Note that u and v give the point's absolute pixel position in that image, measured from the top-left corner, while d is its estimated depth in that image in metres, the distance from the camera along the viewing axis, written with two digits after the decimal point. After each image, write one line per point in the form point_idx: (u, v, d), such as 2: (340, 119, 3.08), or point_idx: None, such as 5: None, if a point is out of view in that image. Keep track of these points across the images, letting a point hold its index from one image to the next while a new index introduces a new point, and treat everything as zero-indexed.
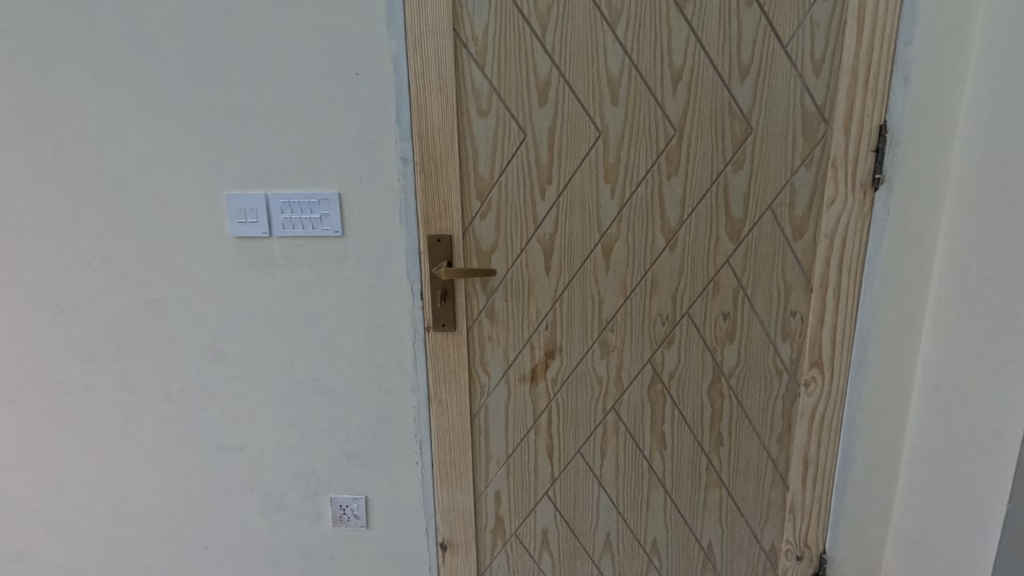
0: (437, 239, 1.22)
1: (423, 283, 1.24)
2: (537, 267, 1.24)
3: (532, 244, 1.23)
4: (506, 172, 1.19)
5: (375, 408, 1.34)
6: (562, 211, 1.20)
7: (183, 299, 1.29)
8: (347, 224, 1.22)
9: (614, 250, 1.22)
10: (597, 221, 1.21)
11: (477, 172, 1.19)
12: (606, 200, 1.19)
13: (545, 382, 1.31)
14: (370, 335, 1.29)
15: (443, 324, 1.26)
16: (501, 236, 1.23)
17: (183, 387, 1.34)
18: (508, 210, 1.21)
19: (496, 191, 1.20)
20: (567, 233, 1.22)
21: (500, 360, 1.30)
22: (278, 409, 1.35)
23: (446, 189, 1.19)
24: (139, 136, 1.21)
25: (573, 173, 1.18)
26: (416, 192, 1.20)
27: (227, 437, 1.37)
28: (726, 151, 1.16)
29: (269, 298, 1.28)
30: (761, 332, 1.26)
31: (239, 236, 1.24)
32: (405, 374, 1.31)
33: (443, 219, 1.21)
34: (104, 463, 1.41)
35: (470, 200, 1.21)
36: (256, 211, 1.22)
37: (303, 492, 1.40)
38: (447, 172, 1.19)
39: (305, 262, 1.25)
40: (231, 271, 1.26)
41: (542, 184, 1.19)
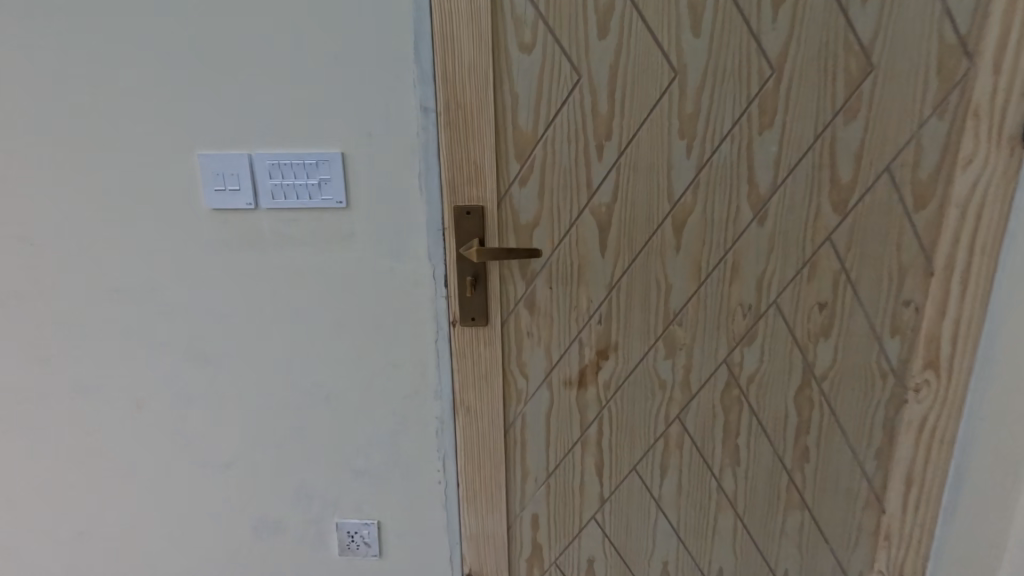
0: (466, 212, 0.98)
1: (448, 266, 1.00)
2: (590, 247, 1.00)
3: (585, 217, 0.98)
4: (554, 125, 0.94)
5: (389, 418, 1.10)
6: (623, 175, 0.96)
7: (152, 287, 1.04)
8: (353, 192, 0.97)
9: (687, 225, 0.98)
10: (667, 187, 0.96)
11: (517, 125, 0.95)
12: (680, 161, 0.95)
13: (595, 386, 1.08)
14: (382, 331, 1.05)
15: (473, 318, 1.02)
16: (546, 207, 0.98)
17: (155, 395, 1.10)
18: (556, 175, 0.97)
19: (541, 151, 0.96)
20: (629, 204, 0.97)
21: (541, 361, 1.07)
22: (271, 420, 1.12)
23: (479, 147, 0.95)
24: (88, 81, 0.95)
25: (639, 126, 0.94)
26: (441, 151, 0.95)
27: (211, 453, 1.14)
28: (836, 96, 0.91)
29: (258, 285, 1.04)
30: (865, 325, 1.02)
31: (218, 207, 0.99)
32: (425, 378, 1.08)
33: (474, 186, 0.97)
34: (64, 484, 1.17)
35: (508, 161, 0.96)
36: (239, 175, 0.96)
37: (303, 517, 1.18)
38: (480, 125, 0.94)
39: (301, 241, 1.00)
40: (210, 252, 1.02)
41: (600, 140, 0.95)
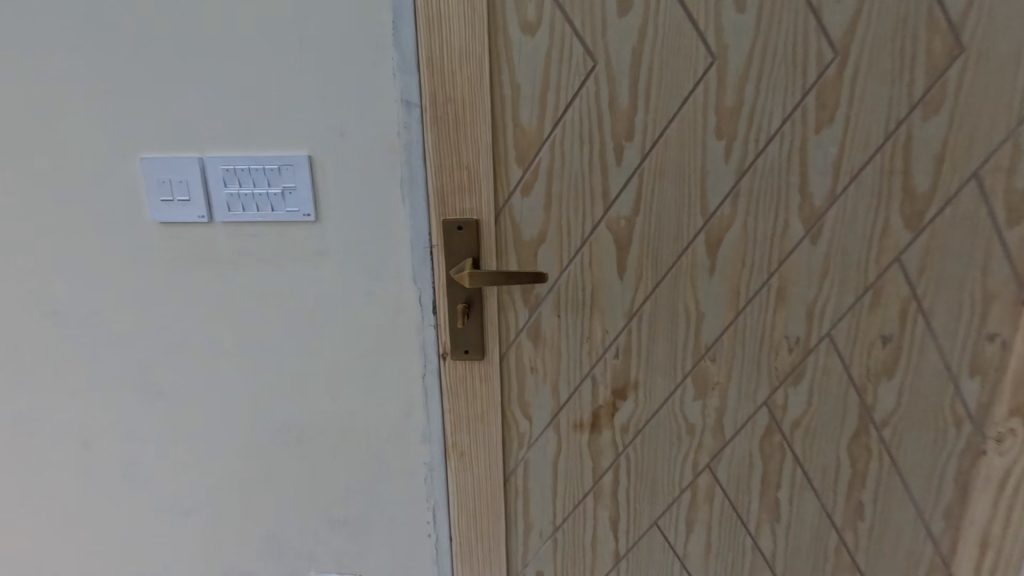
0: (458, 226, 0.82)
1: (437, 291, 0.85)
2: (605, 268, 0.83)
3: (600, 233, 0.82)
4: (563, 123, 0.78)
5: (370, 463, 0.95)
6: (647, 182, 0.79)
7: (96, 311, 0.90)
8: (323, 203, 0.82)
9: (724, 243, 0.81)
10: (700, 197, 0.79)
11: (519, 122, 0.78)
12: (717, 165, 0.78)
13: (611, 429, 0.92)
14: (361, 364, 0.90)
15: (466, 350, 0.87)
16: (553, 221, 0.82)
17: (103, 433, 0.96)
18: (565, 183, 0.80)
19: (547, 153, 0.79)
20: (653, 217, 0.81)
21: (547, 400, 0.91)
22: (237, 462, 0.97)
23: (472, 149, 0.79)
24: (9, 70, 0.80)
25: (667, 124, 0.77)
26: (427, 154, 0.79)
27: (170, 498, 1.00)
28: (914, 86, 0.73)
29: (217, 310, 0.89)
30: (938, 364, 0.85)
31: (166, 220, 0.84)
32: (412, 417, 0.92)
33: (466, 195, 0.81)
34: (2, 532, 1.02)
35: (508, 166, 0.80)
36: (188, 183, 0.81)
37: (275, 570, 1.03)
38: (474, 123, 0.78)
39: (264, 260, 0.85)
40: (160, 272, 0.87)
41: (619, 140, 0.78)
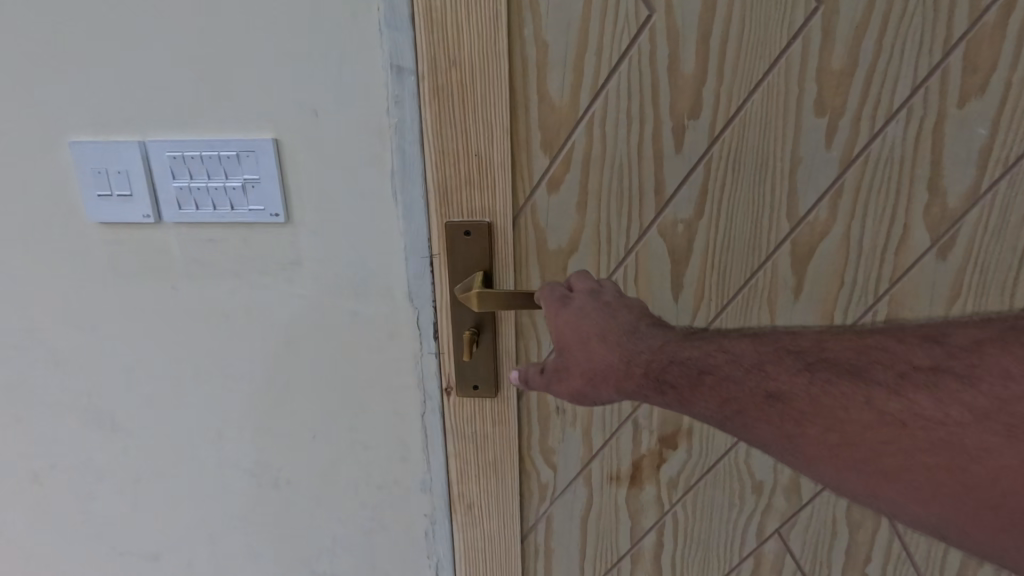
0: (466, 231, 0.64)
1: (440, 312, 0.67)
2: (655, 287, 0.64)
3: (649, 241, 0.63)
4: (605, 95, 0.58)
5: (362, 512, 0.80)
6: (715, 175, 0.60)
7: (31, 329, 0.75)
8: (294, 200, 0.64)
9: (816, 257, 0.61)
10: (788, 196, 0.59)
11: (546, 95, 0.59)
12: (813, 152, 0.58)
13: (654, 482, 0.74)
14: (347, 398, 0.74)
15: (475, 386, 0.69)
16: (588, 225, 0.63)
17: (52, 467, 0.82)
18: (606, 176, 0.61)
19: (582, 137, 0.60)
20: (722, 222, 0.61)
21: (575, 447, 0.73)
22: (208, 503, 0.83)
23: (484, 131, 0.60)
24: None
25: (748, 95, 0.57)
26: (425, 137, 0.61)
27: (133, 540, 0.86)
28: None
29: (174, 330, 0.73)
30: None
31: (106, 221, 0.67)
32: (409, 462, 0.76)
33: (476, 190, 0.63)
34: None
35: (531, 154, 0.61)
36: (128, 174, 0.65)
37: None
38: (487, 97, 0.59)
39: (227, 270, 0.69)
40: (104, 284, 0.71)
41: (680, 119, 0.58)
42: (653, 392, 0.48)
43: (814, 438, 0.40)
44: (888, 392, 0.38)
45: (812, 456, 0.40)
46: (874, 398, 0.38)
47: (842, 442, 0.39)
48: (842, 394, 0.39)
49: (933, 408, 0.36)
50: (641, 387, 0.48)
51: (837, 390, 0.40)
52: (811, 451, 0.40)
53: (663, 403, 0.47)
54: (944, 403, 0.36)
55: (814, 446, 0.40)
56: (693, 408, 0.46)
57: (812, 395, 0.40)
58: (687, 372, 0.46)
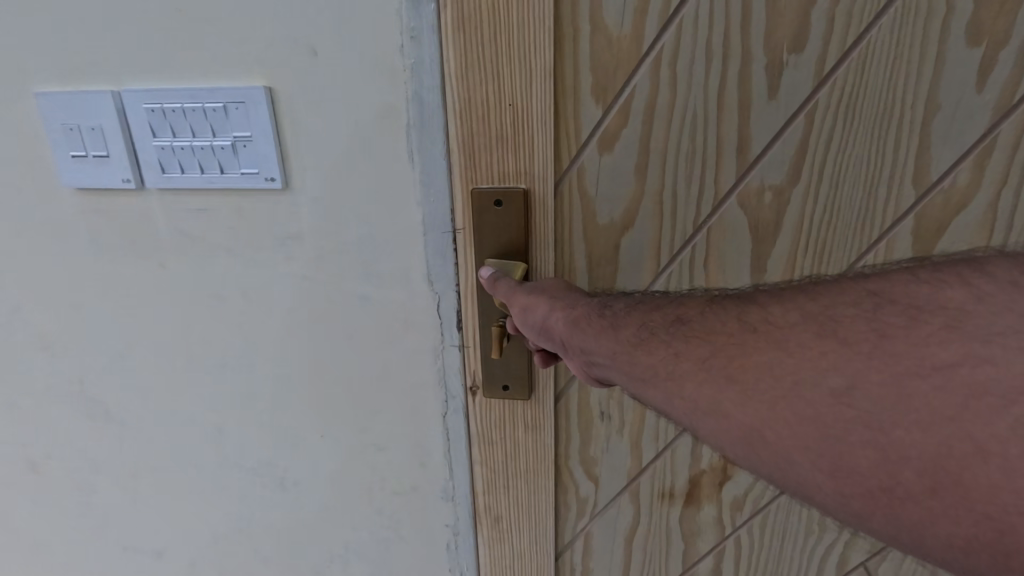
0: (496, 201, 0.52)
1: (464, 299, 0.57)
2: (730, 268, 0.54)
3: (729, 210, 0.52)
4: (679, 22, 0.46)
5: (375, 518, 0.71)
6: (822, 122, 0.49)
7: (15, 308, 0.67)
8: (292, 161, 0.54)
9: (946, 234, 0.51)
10: (917, 158, 0.49)
11: (600, 23, 0.47)
12: (957, 97, 0.47)
13: (715, 501, 0.63)
14: (358, 393, 0.64)
15: (505, 386, 0.59)
16: (649, 192, 0.52)
17: (53, 455, 0.77)
18: (674, 130, 0.50)
19: (646, 80, 0.48)
20: (825, 190, 0.51)
21: (623, 459, 0.62)
22: (210, 499, 0.76)
23: (520, 74, 0.49)
24: None
25: (875, 18, 0.45)
26: (448, 81, 0.50)
27: (138, 533, 0.80)
28: None
29: (163, 313, 0.65)
30: None
31: (83, 187, 0.59)
32: (427, 468, 0.66)
33: (508, 148, 0.51)
34: None
35: (578, 102, 0.50)
36: (103, 131, 0.55)
37: None
38: (523, 26, 0.47)
39: (219, 245, 0.60)
40: (85, 259, 0.63)
41: (777, 53, 0.47)
42: (596, 317, 0.44)
43: (694, 351, 0.37)
44: (756, 307, 0.36)
45: (681, 372, 0.37)
46: (745, 310, 0.37)
47: (711, 353, 0.36)
48: (722, 312, 0.38)
49: (780, 315, 0.35)
50: (589, 316, 0.45)
51: (720, 310, 0.38)
52: (683, 367, 0.37)
53: (591, 332, 0.43)
54: (787, 309, 0.35)
55: (690, 362, 0.37)
56: (615, 333, 0.42)
57: (703, 315, 0.39)
58: (631, 304, 0.44)
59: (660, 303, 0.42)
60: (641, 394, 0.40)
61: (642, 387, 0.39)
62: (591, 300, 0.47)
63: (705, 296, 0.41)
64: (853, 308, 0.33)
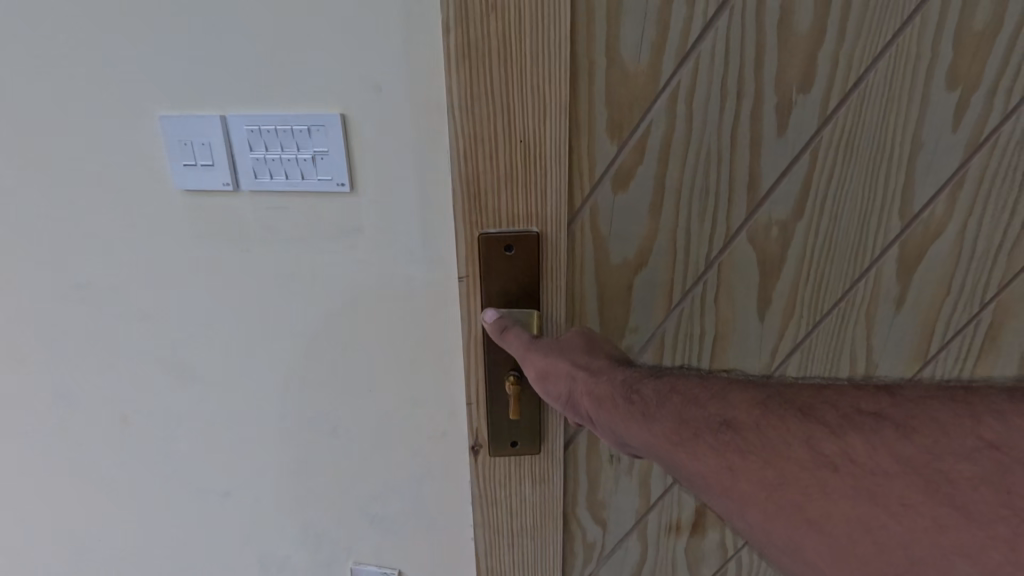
0: (506, 245, 0.59)
1: (469, 351, 0.64)
2: (738, 297, 0.66)
3: (737, 252, 0.64)
4: (696, 57, 0.56)
5: (411, 459, 0.87)
6: (825, 158, 0.60)
7: (122, 280, 0.81)
8: (357, 171, 0.69)
9: (922, 257, 0.64)
10: (903, 188, 0.61)
11: (616, 60, 0.56)
12: (937, 135, 0.59)
13: (715, 529, 0.80)
14: (401, 353, 0.79)
15: (513, 443, 0.68)
16: (662, 230, 0.63)
17: (140, 408, 0.90)
18: (680, 163, 0.60)
19: (661, 114, 0.58)
20: (823, 221, 0.63)
21: (629, 498, 0.77)
22: (274, 447, 0.90)
23: (533, 110, 0.55)
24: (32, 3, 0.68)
25: (872, 62, 0.56)
26: (457, 113, 0.55)
27: (204, 478, 0.94)
28: None
29: (247, 289, 0.80)
30: None
31: (189, 188, 0.74)
32: (457, 418, 0.82)
33: (527, 184, 0.58)
34: (39, 505, 0.98)
35: (594, 137, 0.58)
36: (211, 146, 0.70)
37: (313, 559, 0.98)
38: (536, 58, 0.53)
39: (295, 237, 0.75)
40: (184, 244, 0.78)
41: (787, 94, 0.58)
42: (623, 401, 0.50)
43: (750, 471, 0.39)
44: (828, 432, 0.37)
45: (742, 492, 0.39)
46: (816, 438, 0.37)
47: (777, 477, 0.37)
48: (788, 431, 0.39)
49: (867, 455, 0.35)
50: (616, 398, 0.50)
51: (784, 425, 0.39)
52: (744, 489, 0.39)
53: (620, 416, 0.49)
54: (876, 451, 0.35)
55: (747, 483, 0.39)
56: (652, 424, 0.46)
57: (760, 430, 0.40)
58: (659, 391, 0.48)
59: (699, 399, 0.44)
60: (693, 488, 0.43)
61: (695, 484, 0.42)
62: (614, 375, 0.53)
63: (758, 392, 0.43)
64: (969, 465, 0.33)
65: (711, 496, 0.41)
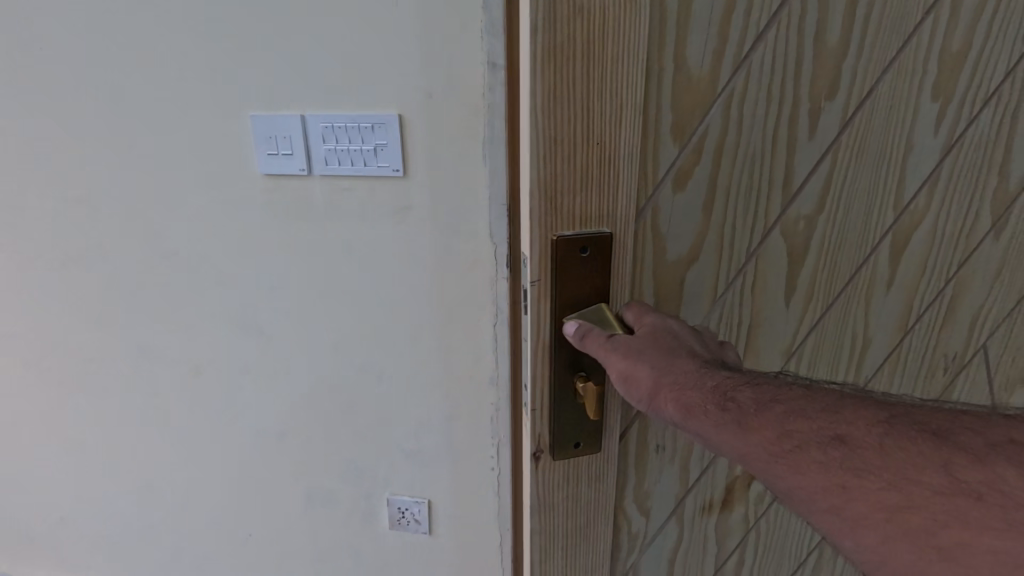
0: (582, 247, 0.48)
1: (535, 357, 0.52)
2: (770, 291, 0.61)
3: (770, 247, 0.59)
4: (748, 66, 0.51)
5: (442, 401, 1.05)
6: (841, 162, 0.57)
7: (206, 251, 0.99)
8: (410, 159, 0.88)
9: (905, 251, 0.63)
10: (896, 186, 0.59)
11: (683, 66, 0.49)
12: (921, 138, 0.58)
13: (742, 502, 0.73)
14: (438, 308, 0.98)
15: (575, 444, 0.55)
16: (712, 228, 0.56)
17: (213, 361, 1.08)
18: (728, 167, 0.54)
19: (717, 120, 0.52)
20: (832, 218, 0.59)
21: (668, 488, 0.68)
22: (324, 393, 1.08)
23: (612, 109, 0.45)
24: (151, 32, 0.88)
25: (879, 77, 0.54)
26: (537, 114, 0.44)
27: (265, 421, 1.12)
28: None
29: (310, 258, 0.98)
30: None
31: (271, 173, 0.92)
32: (482, 363, 1.01)
33: (594, 179, 0.47)
34: (131, 440, 1.19)
35: (659, 142, 0.51)
36: (292, 139, 0.89)
37: (355, 490, 1.16)
38: (615, 63, 0.44)
39: (354, 213, 0.93)
40: (260, 220, 0.96)
41: (818, 99, 0.53)
42: (715, 408, 0.41)
43: (869, 492, 0.34)
44: (970, 459, 0.33)
45: (858, 512, 0.34)
46: (952, 459, 0.33)
47: (904, 500, 0.33)
48: (921, 451, 0.34)
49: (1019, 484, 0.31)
50: (705, 404, 0.42)
51: (917, 447, 0.34)
52: (863, 511, 0.34)
53: (707, 425, 0.41)
54: None
55: (862, 504, 0.34)
56: (750, 438, 0.39)
57: (883, 448, 0.35)
58: (756, 398, 0.40)
59: (807, 411, 0.38)
60: (794, 507, 0.38)
61: (793, 501, 0.38)
62: (701, 380, 0.44)
63: (873, 407, 0.37)
64: None
65: (811, 506, 0.37)
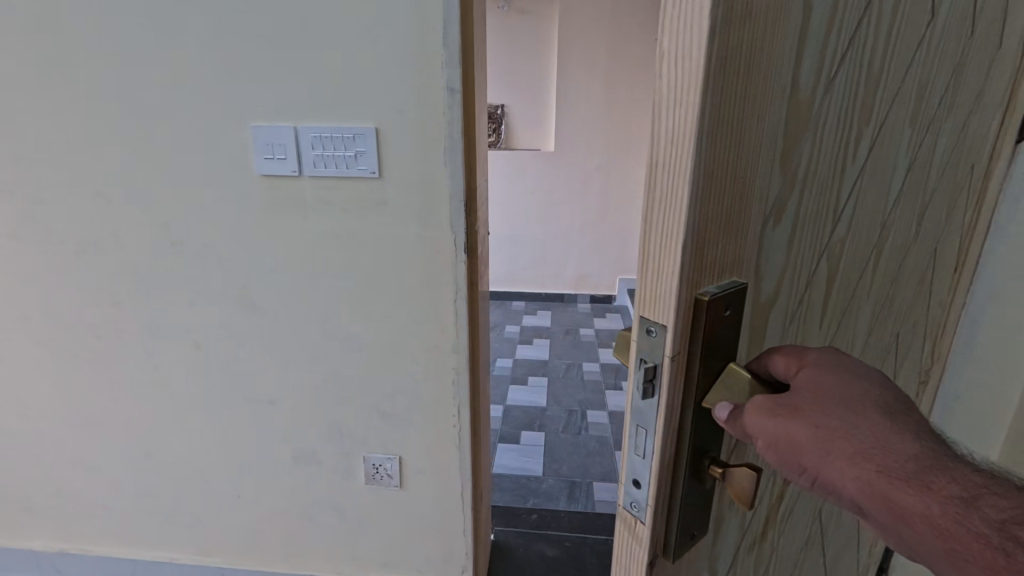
0: (727, 306, 0.36)
1: (664, 441, 0.37)
2: (812, 322, 0.52)
3: (818, 280, 0.50)
4: (835, 88, 0.41)
5: (413, 367, 1.25)
6: (865, 187, 0.51)
7: (209, 240, 1.17)
8: (384, 163, 1.09)
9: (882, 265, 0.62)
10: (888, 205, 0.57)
11: (797, 82, 0.38)
12: (904, 162, 0.57)
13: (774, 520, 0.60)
14: (409, 286, 1.18)
15: (692, 534, 0.42)
16: (789, 268, 0.45)
17: (211, 336, 1.25)
18: (809, 198, 0.44)
19: (809, 147, 0.41)
20: (853, 241, 0.53)
21: (731, 544, 0.53)
22: (310, 363, 1.26)
23: (748, 132, 0.34)
24: (166, 57, 1.06)
25: (893, 106, 0.50)
26: (704, 140, 0.31)
27: (258, 388, 1.29)
28: (990, 73, 0.66)
29: (299, 244, 1.16)
30: (926, 333, 0.85)
31: (267, 173, 1.11)
32: (446, 333, 1.21)
33: (727, 218, 0.35)
34: (133, 409, 1.34)
35: (771, 171, 0.39)
36: (285, 146, 1.09)
37: (335, 450, 1.34)
38: (763, 80, 0.34)
39: (338, 207, 1.13)
40: (257, 214, 1.14)
41: (864, 125, 0.47)
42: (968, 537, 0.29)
43: None
44: None
45: None
46: None
47: None
48: None
49: None
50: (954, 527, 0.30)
51: None
52: None
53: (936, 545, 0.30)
54: None
55: None
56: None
57: None
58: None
59: None
60: None
61: None
62: (922, 475, 0.31)
63: None
64: None
65: None
